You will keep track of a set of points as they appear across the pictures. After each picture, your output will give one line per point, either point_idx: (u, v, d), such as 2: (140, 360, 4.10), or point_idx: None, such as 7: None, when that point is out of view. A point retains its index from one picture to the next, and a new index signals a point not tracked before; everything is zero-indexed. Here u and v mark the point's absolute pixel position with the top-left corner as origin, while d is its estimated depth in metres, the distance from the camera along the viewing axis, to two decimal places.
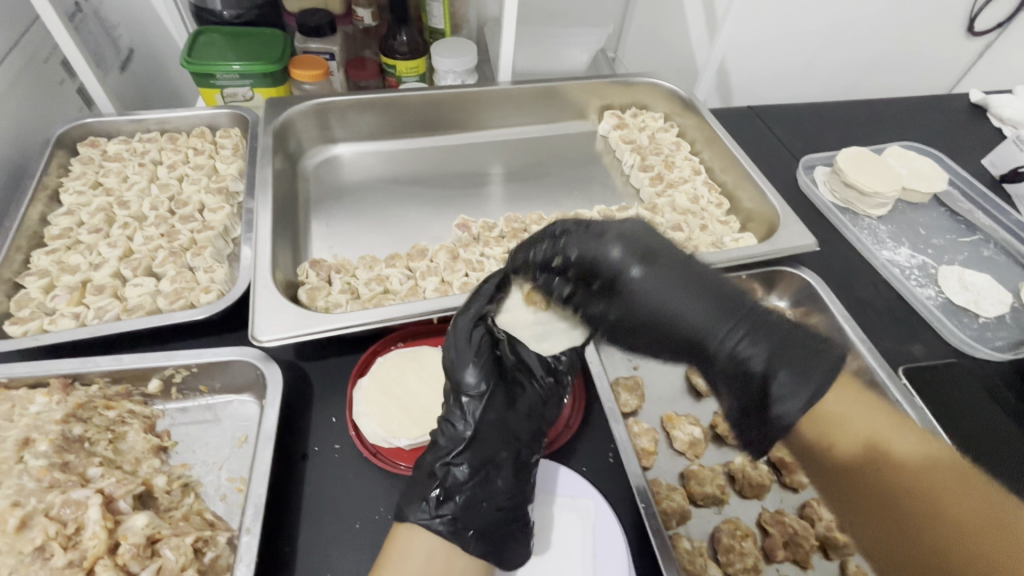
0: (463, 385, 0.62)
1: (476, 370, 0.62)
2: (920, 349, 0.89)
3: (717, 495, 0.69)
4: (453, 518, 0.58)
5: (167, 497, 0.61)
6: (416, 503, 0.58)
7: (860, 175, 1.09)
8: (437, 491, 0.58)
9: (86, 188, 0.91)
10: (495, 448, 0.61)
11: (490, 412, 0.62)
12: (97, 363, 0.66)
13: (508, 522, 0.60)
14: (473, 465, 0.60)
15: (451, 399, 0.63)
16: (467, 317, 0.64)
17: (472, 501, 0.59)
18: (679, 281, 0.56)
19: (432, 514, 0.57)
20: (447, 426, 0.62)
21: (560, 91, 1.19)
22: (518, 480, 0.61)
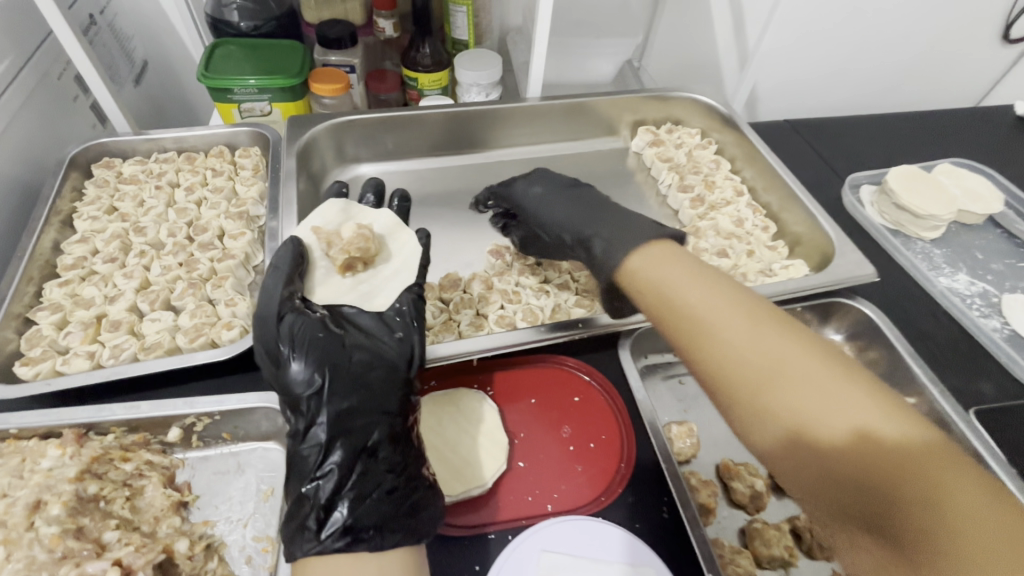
0: (314, 374, 0.58)
1: (301, 360, 0.58)
2: (989, 388, 0.82)
3: (785, 558, 0.63)
4: (348, 525, 0.52)
5: (189, 563, 0.57)
6: (305, 534, 0.52)
7: (913, 196, 1.02)
8: (325, 498, 0.53)
9: (101, 213, 0.86)
10: (364, 427, 0.56)
11: (340, 398, 0.57)
12: (114, 411, 0.61)
13: (407, 496, 0.56)
14: (345, 447, 0.55)
15: (286, 401, 0.59)
16: (289, 315, 0.61)
17: (366, 492, 0.54)
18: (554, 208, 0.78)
19: (318, 538, 0.51)
20: (309, 426, 0.57)
21: (590, 106, 1.14)
22: (400, 449, 0.57)
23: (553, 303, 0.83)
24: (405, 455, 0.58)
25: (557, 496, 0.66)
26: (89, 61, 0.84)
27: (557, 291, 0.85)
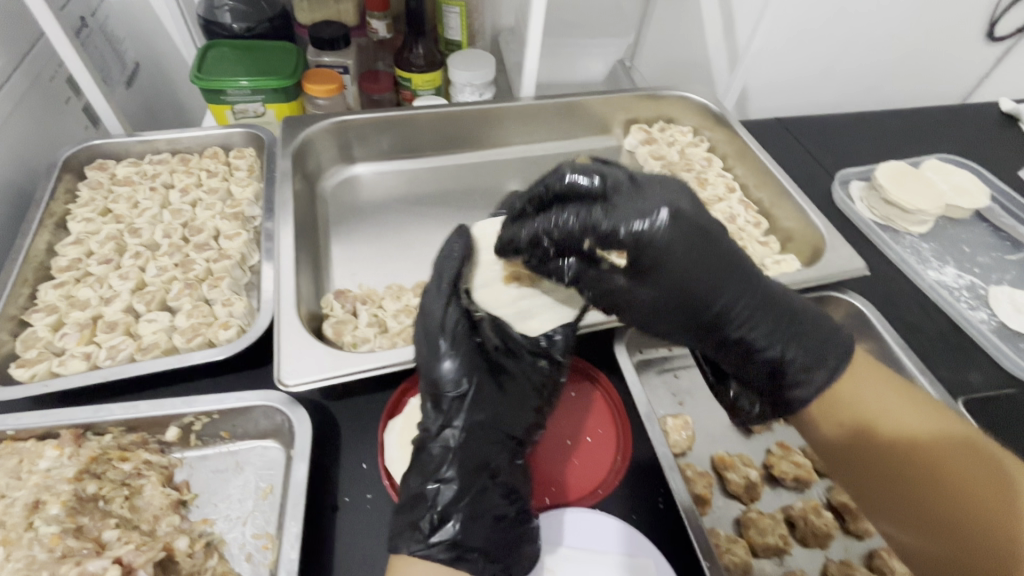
0: (460, 386, 0.61)
1: (455, 366, 0.61)
2: (976, 378, 0.84)
3: (780, 547, 0.64)
4: (455, 544, 0.55)
5: (189, 561, 0.57)
6: (415, 531, 0.55)
7: (900, 191, 1.04)
8: (437, 503, 0.56)
9: (95, 215, 0.86)
10: (491, 447, 0.60)
11: (472, 412, 0.61)
12: (111, 411, 0.61)
13: (506, 520, 0.58)
14: (466, 464, 0.59)
15: (429, 399, 0.62)
16: (440, 302, 0.63)
17: (471, 509, 0.57)
18: (703, 262, 0.54)
19: (427, 541, 0.55)
20: (437, 430, 0.60)
21: (583, 105, 1.15)
22: (507, 477, 0.60)
23: None
24: (507, 479, 0.60)
25: (555, 490, 0.67)
26: (82, 59, 0.84)
27: None
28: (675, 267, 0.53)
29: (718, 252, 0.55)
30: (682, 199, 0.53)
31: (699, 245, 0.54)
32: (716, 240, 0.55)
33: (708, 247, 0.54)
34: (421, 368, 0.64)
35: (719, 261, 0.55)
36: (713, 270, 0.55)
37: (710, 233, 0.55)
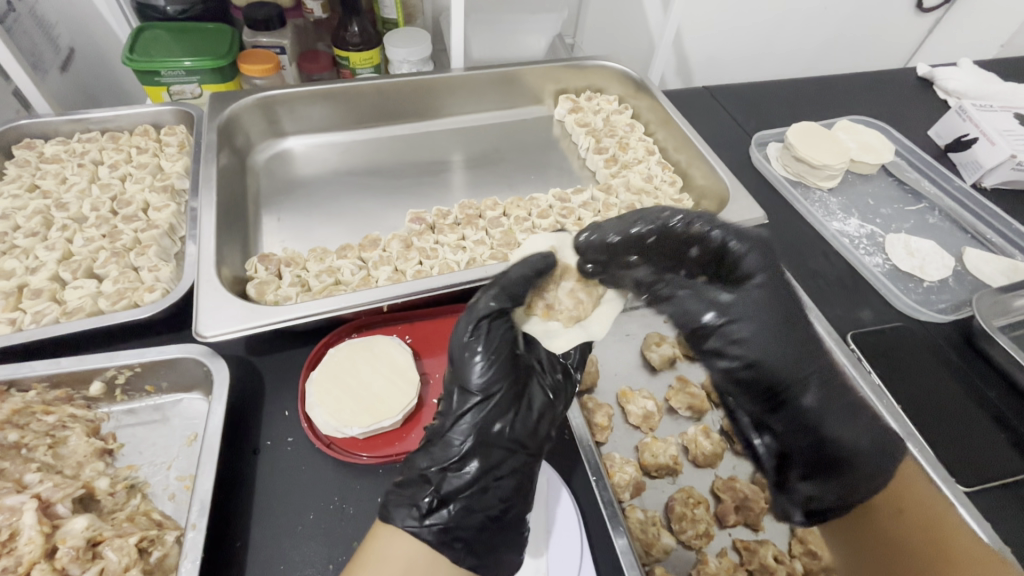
0: (489, 388, 0.58)
1: (493, 371, 0.58)
2: (868, 315, 0.91)
3: (670, 466, 0.70)
4: (445, 528, 0.53)
5: (110, 500, 0.61)
6: (415, 509, 0.53)
7: (810, 149, 1.10)
8: (444, 491, 0.55)
9: (22, 191, 0.88)
10: (504, 449, 0.57)
11: (494, 416, 0.58)
12: (33, 367, 0.64)
13: (500, 522, 0.56)
14: (485, 463, 0.56)
15: (453, 391, 0.60)
16: (489, 308, 0.60)
17: (476, 504, 0.56)
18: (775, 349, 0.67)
19: (422, 520, 0.53)
20: (455, 422, 0.58)
21: (515, 76, 1.19)
22: (518, 482, 0.58)
23: (468, 257, 0.90)
24: (516, 486, 0.57)
25: None
26: (11, 48, 0.85)
27: (473, 246, 0.92)
28: (778, 336, 0.68)
29: (784, 330, 0.68)
30: (778, 289, 0.69)
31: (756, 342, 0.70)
32: (790, 311, 0.69)
33: (779, 317, 0.68)
34: (450, 358, 0.61)
35: (784, 330, 0.68)
36: (785, 353, 0.67)
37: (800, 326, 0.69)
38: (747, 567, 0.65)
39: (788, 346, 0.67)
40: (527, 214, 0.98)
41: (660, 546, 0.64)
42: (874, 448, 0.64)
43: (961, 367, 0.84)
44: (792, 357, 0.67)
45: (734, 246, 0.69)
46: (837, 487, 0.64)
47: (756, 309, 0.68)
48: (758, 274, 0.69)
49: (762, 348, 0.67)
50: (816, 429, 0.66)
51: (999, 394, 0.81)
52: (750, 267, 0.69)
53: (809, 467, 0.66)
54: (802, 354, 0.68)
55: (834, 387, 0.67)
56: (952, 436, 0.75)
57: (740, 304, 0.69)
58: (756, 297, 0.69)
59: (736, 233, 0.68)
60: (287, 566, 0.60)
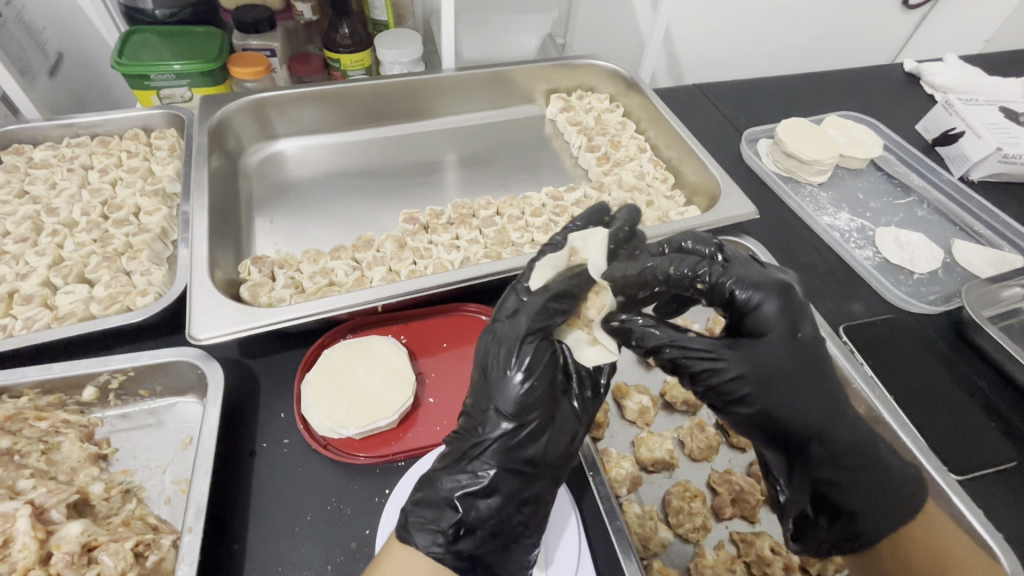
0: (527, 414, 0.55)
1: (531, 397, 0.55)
2: (859, 308, 0.91)
3: (667, 460, 0.71)
4: (463, 552, 0.54)
5: (105, 504, 0.60)
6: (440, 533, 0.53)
7: (800, 144, 1.11)
8: (472, 516, 0.54)
9: (11, 197, 0.88)
10: (529, 475, 0.56)
11: (527, 443, 0.56)
12: (25, 373, 0.64)
13: (520, 544, 0.56)
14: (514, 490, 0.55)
15: (485, 413, 0.57)
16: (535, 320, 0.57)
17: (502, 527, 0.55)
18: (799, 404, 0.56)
19: (444, 544, 0.53)
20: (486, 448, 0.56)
21: (506, 75, 1.19)
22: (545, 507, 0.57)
23: (462, 256, 0.90)
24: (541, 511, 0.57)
25: None
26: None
27: (467, 245, 0.92)
28: (783, 385, 0.55)
29: (813, 385, 0.56)
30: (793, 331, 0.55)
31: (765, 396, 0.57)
32: (811, 363, 0.56)
33: (810, 369, 0.56)
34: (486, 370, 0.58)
35: (795, 379, 0.55)
36: (800, 398, 0.56)
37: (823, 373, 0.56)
38: (744, 559, 0.66)
39: (807, 395, 0.56)
40: (520, 213, 0.98)
41: (658, 540, 0.65)
42: (902, 486, 0.60)
43: (952, 357, 0.85)
44: (817, 403, 0.56)
45: (743, 298, 0.54)
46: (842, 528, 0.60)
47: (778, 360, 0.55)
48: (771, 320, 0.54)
49: (765, 388, 0.55)
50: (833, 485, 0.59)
51: (989, 384, 0.82)
52: (768, 314, 0.54)
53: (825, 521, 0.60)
54: (828, 411, 0.57)
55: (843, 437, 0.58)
56: (944, 423, 0.76)
57: (763, 358, 0.55)
58: (781, 354, 0.55)
59: (742, 281, 0.54)
60: (285, 568, 0.59)
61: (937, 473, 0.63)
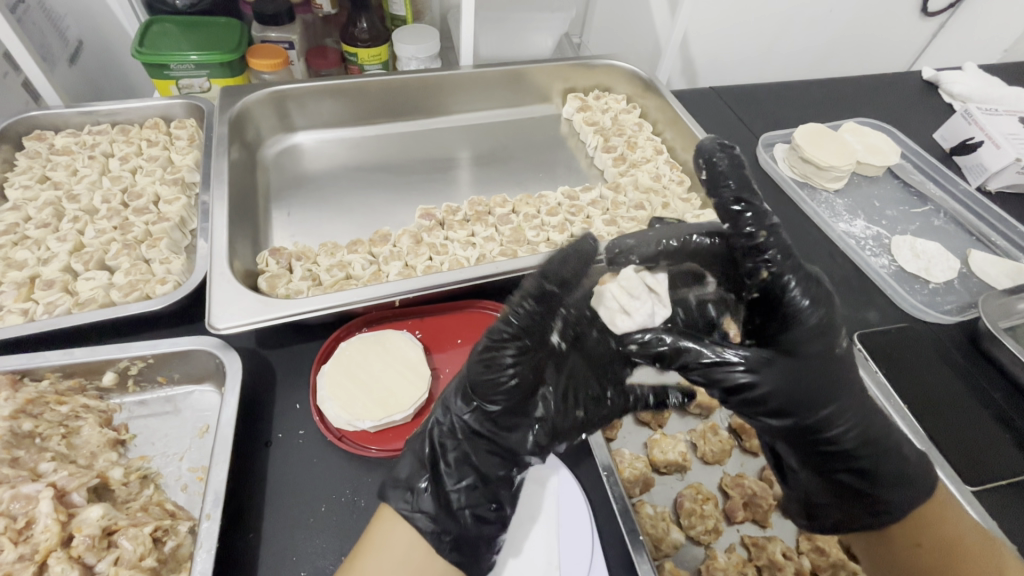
0: (488, 400, 0.54)
1: (516, 361, 0.52)
2: (873, 315, 0.91)
3: (679, 463, 0.71)
4: (432, 519, 0.53)
5: (124, 489, 0.61)
6: (395, 488, 0.55)
7: (817, 150, 1.10)
8: (421, 475, 0.56)
9: (33, 182, 0.89)
10: (463, 456, 0.56)
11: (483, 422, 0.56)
12: (46, 357, 0.64)
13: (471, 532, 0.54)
14: (462, 461, 0.56)
15: (455, 386, 0.58)
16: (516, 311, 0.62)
17: (442, 501, 0.54)
18: (798, 382, 0.55)
19: (411, 506, 0.53)
20: (444, 412, 0.58)
21: (522, 74, 1.19)
22: (501, 486, 0.57)
23: (478, 253, 0.91)
24: (501, 489, 0.57)
25: None
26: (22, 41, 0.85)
27: (483, 243, 0.93)
28: (828, 374, 0.56)
29: (809, 390, 0.55)
30: (840, 328, 0.57)
31: (822, 367, 0.56)
32: (837, 369, 0.56)
33: (839, 365, 0.57)
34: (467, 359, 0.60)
35: (826, 375, 0.56)
36: (820, 373, 0.56)
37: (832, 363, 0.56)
38: (756, 563, 0.66)
39: (830, 388, 0.56)
40: (536, 211, 0.99)
41: (669, 541, 0.65)
42: (918, 480, 0.59)
43: (968, 368, 0.84)
44: (802, 398, 0.55)
45: (794, 289, 0.55)
46: (870, 507, 0.59)
47: (801, 360, 0.55)
48: (815, 311, 0.55)
49: (780, 378, 0.54)
50: (851, 459, 0.58)
51: (1003, 396, 0.81)
52: (834, 313, 0.57)
53: (832, 498, 0.61)
54: (798, 403, 0.55)
55: (874, 422, 0.58)
56: (957, 433, 0.75)
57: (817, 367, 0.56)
58: (778, 370, 0.55)
59: (780, 247, 0.55)
60: (299, 558, 0.60)
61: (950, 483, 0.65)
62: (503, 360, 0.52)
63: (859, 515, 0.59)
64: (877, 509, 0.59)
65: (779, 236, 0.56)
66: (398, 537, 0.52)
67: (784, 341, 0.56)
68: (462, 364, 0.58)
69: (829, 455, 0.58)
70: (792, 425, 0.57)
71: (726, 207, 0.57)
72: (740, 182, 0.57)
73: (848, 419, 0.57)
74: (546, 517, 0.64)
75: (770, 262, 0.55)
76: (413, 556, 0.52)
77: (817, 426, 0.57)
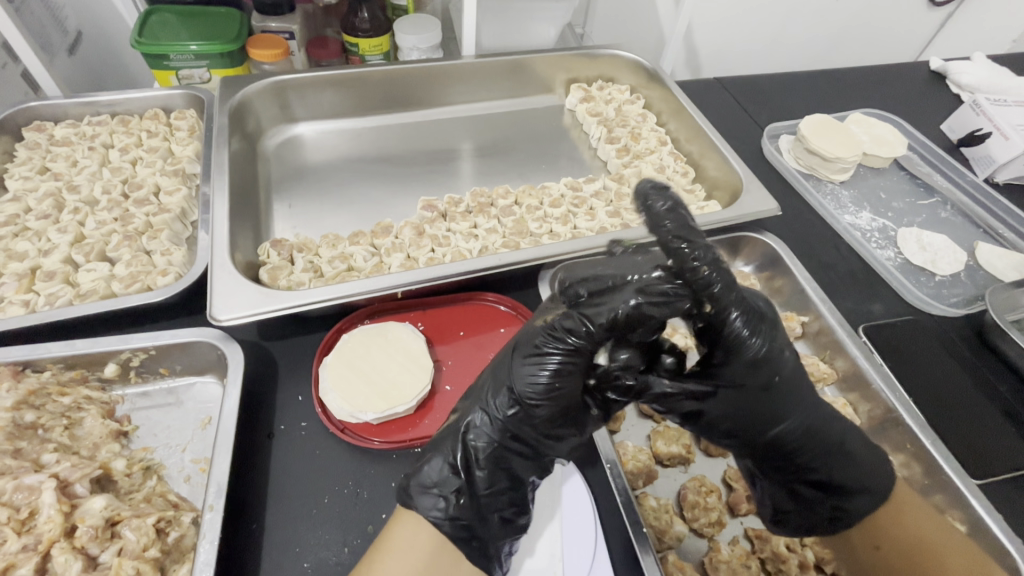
0: (531, 405, 0.55)
1: (559, 366, 0.54)
2: (879, 308, 0.90)
3: (682, 455, 0.71)
4: (463, 523, 0.53)
5: (127, 480, 0.61)
6: (424, 492, 0.53)
7: (823, 141, 1.09)
8: (453, 480, 0.54)
9: (33, 173, 0.88)
10: (498, 460, 0.56)
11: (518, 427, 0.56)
12: (48, 349, 0.64)
13: (500, 537, 0.55)
14: (496, 466, 0.56)
15: (491, 387, 0.58)
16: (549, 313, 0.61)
17: (473, 507, 0.54)
18: (743, 406, 0.57)
19: (445, 511, 0.53)
20: (482, 414, 0.57)
21: (525, 64, 1.18)
22: (529, 491, 0.58)
23: (480, 245, 0.90)
24: (529, 494, 0.58)
25: None
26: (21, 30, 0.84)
27: (485, 235, 0.92)
28: (783, 398, 0.57)
29: (760, 412, 0.57)
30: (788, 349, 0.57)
31: (783, 396, 0.57)
32: (789, 391, 0.57)
33: (796, 384, 0.58)
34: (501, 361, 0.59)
35: (763, 401, 0.56)
36: (784, 394, 0.57)
37: (785, 391, 0.57)
38: (759, 555, 0.66)
39: (783, 408, 0.57)
40: (539, 203, 0.98)
41: (673, 533, 0.65)
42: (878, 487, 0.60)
43: (974, 361, 0.84)
44: (748, 420, 0.58)
45: (734, 318, 0.53)
46: (827, 512, 0.60)
47: (746, 387, 0.56)
48: (756, 343, 0.54)
49: (725, 405, 0.57)
50: (807, 471, 0.59)
51: (1008, 389, 0.81)
52: (778, 339, 0.56)
53: (795, 506, 0.61)
54: (753, 423, 0.58)
55: (826, 437, 0.59)
56: (962, 426, 0.75)
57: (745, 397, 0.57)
58: (724, 397, 0.57)
59: (724, 279, 0.51)
60: (303, 549, 0.60)
61: (956, 477, 0.64)
62: (548, 362, 0.55)
63: (819, 521, 0.61)
64: (835, 512, 0.60)
65: (723, 269, 0.51)
66: (420, 543, 0.52)
67: (724, 372, 0.55)
68: (501, 367, 0.59)
69: (785, 466, 0.60)
70: (748, 442, 0.60)
71: (668, 244, 0.50)
72: (678, 221, 0.51)
73: (799, 437, 0.58)
74: (550, 508, 0.64)
75: (717, 293, 0.51)
76: (434, 563, 0.51)
77: (773, 444, 0.59)
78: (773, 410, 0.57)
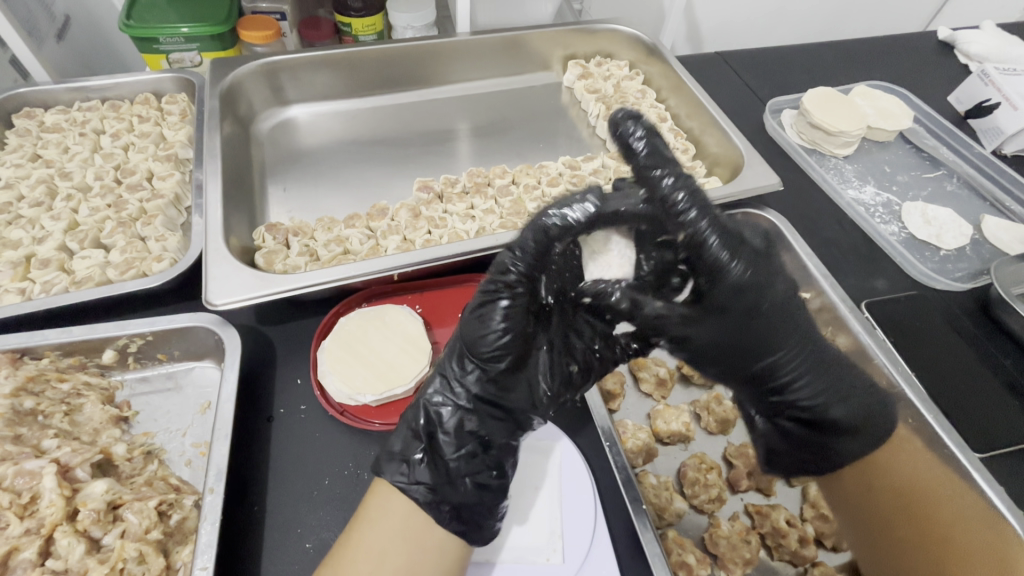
0: (486, 363, 0.56)
1: (507, 313, 0.54)
2: (882, 284, 0.89)
3: (682, 433, 0.71)
4: (433, 489, 0.53)
5: (128, 465, 0.62)
6: (390, 461, 0.54)
7: (827, 115, 1.07)
8: (417, 446, 0.55)
9: (24, 161, 0.87)
10: (461, 428, 0.56)
11: (479, 391, 0.57)
12: (45, 336, 0.64)
13: (473, 502, 0.54)
14: (462, 430, 0.56)
15: (451, 354, 0.59)
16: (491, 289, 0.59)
17: (441, 471, 0.54)
18: (730, 341, 0.62)
19: (409, 476, 0.53)
20: (441, 382, 0.58)
21: (522, 40, 1.15)
22: (503, 455, 0.57)
23: (477, 226, 0.90)
24: (503, 457, 0.57)
25: None
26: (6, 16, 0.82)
27: (483, 215, 0.91)
28: (763, 327, 0.61)
29: (751, 343, 0.63)
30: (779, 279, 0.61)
31: (761, 341, 0.62)
32: (785, 318, 0.62)
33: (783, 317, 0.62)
34: (458, 330, 0.60)
35: (748, 321, 0.60)
36: (766, 330, 0.62)
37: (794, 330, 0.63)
38: (759, 530, 0.66)
39: (776, 340, 0.63)
40: (536, 182, 0.97)
41: (672, 510, 0.65)
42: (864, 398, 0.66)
43: (977, 335, 0.83)
44: (742, 350, 0.63)
45: (712, 242, 0.54)
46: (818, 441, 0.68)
47: (731, 312, 0.59)
48: (736, 264, 0.55)
49: (716, 329, 0.61)
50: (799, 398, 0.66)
51: (1012, 361, 0.80)
52: (764, 263, 0.58)
53: (787, 442, 0.69)
54: (738, 345, 0.63)
55: (808, 357, 0.64)
56: (963, 399, 0.75)
57: (743, 327, 0.60)
58: (711, 324, 0.61)
59: (689, 188, 0.54)
60: (304, 530, 0.60)
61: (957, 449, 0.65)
62: (496, 316, 0.54)
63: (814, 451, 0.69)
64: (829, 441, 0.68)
65: (699, 194, 0.54)
66: (396, 508, 0.52)
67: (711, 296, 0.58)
68: (456, 337, 0.60)
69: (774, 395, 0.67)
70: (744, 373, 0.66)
71: (642, 174, 0.55)
72: (649, 152, 0.55)
73: (793, 367, 0.64)
74: (545, 486, 0.64)
75: (689, 219, 0.54)
76: (409, 527, 0.51)
77: (765, 374, 0.65)
78: (738, 350, 0.63)
